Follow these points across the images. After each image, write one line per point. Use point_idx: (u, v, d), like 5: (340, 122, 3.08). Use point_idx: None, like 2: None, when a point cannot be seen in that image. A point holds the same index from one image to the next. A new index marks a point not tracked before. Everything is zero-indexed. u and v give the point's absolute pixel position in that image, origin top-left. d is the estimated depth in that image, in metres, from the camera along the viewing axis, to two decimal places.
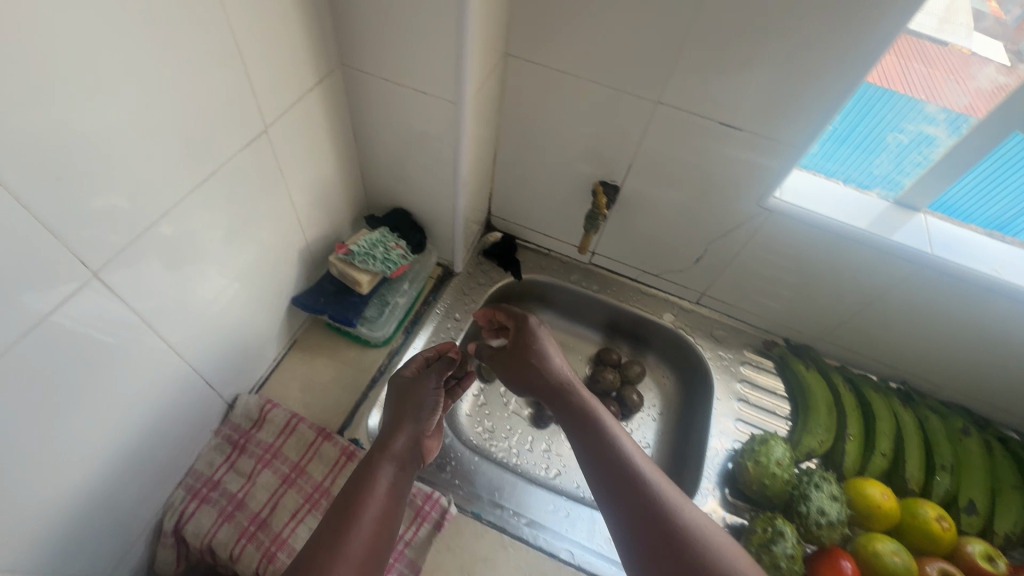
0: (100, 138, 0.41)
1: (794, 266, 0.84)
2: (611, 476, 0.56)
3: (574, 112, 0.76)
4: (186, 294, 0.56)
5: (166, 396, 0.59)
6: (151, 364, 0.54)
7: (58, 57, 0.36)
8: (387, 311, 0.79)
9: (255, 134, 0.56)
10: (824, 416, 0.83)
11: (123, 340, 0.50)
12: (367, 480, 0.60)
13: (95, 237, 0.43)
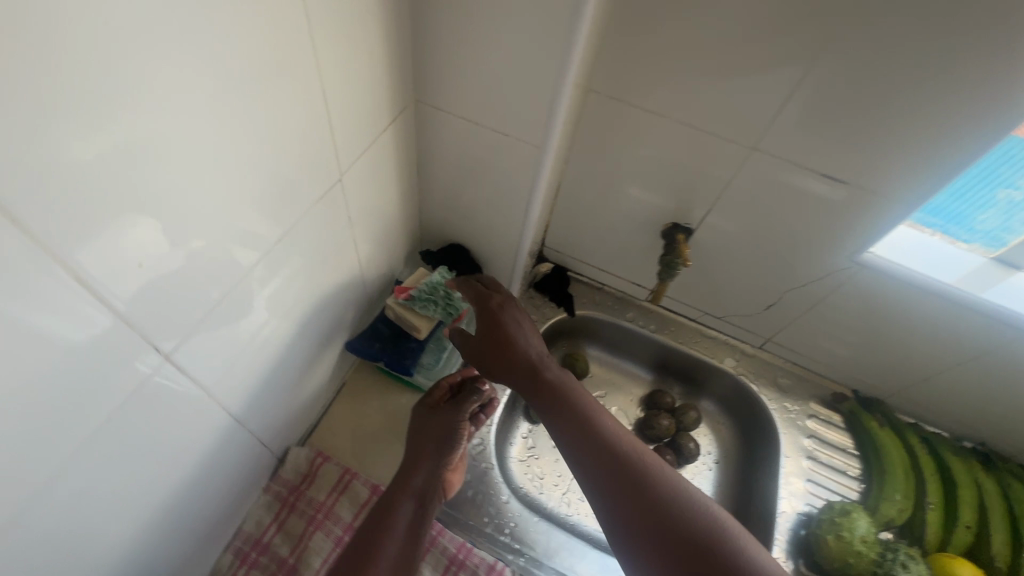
0: (178, 200, 0.35)
1: (878, 322, 0.78)
2: (620, 482, 0.56)
3: (655, 153, 0.70)
4: (248, 357, 0.51)
5: (216, 460, 0.53)
6: (202, 432, 0.48)
7: (147, 119, 0.30)
8: (445, 357, 0.74)
9: (330, 183, 0.51)
10: (902, 481, 0.78)
11: (178, 412, 0.44)
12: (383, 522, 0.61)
13: (160, 310, 0.37)
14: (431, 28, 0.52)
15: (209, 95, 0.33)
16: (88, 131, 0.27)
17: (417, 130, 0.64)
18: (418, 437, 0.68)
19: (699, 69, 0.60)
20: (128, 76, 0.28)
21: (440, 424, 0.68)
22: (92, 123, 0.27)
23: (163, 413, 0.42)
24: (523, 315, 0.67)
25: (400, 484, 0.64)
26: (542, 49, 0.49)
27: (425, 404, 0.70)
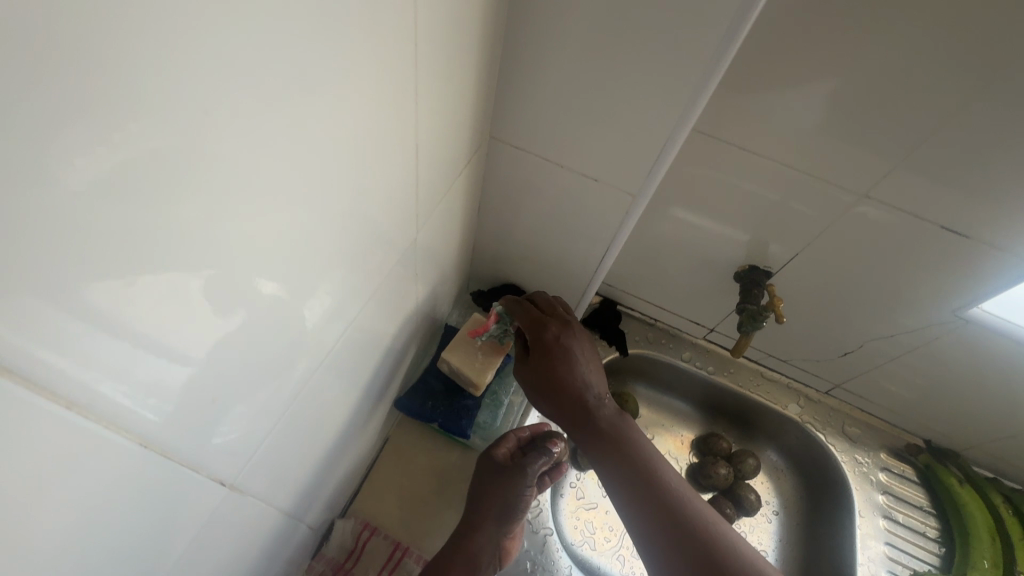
0: (234, 260, 0.24)
1: (973, 378, 0.71)
2: (687, 552, 0.49)
3: (742, 192, 0.63)
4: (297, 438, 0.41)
5: (250, 557, 0.43)
6: (231, 535, 0.37)
7: (213, 161, 0.19)
8: (502, 413, 0.67)
9: (404, 242, 0.43)
10: (988, 546, 0.72)
11: (207, 522, 0.33)
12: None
13: (196, 408, 0.27)
14: (524, 61, 0.45)
15: (309, 166, 0.25)
16: (121, 169, 0.16)
17: (485, 168, 0.57)
18: (480, 492, 0.60)
19: (813, 108, 0.53)
20: (197, 93, 0.17)
21: (506, 483, 0.60)
22: (126, 159, 0.16)
23: (183, 525, 0.30)
24: (578, 337, 0.57)
25: (459, 546, 0.57)
26: (661, 91, 0.42)
27: (489, 456, 0.62)
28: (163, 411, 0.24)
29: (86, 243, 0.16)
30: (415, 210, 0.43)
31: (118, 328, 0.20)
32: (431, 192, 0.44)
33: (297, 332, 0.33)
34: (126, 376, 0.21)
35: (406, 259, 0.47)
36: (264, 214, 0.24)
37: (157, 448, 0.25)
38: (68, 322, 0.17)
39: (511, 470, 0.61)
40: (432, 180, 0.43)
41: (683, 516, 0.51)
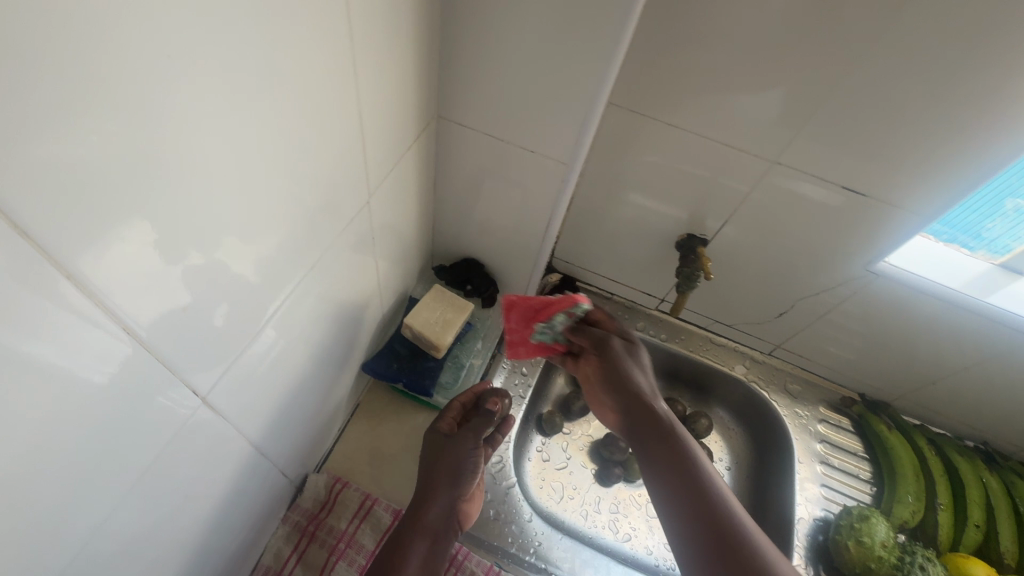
0: (185, 193, 0.28)
1: (892, 330, 0.79)
2: (678, 485, 0.50)
3: (673, 165, 0.70)
4: (269, 380, 0.47)
5: (230, 493, 0.48)
6: (219, 455, 0.43)
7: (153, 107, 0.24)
8: (463, 375, 0.72)
9: (358, 206, 0.49)
10: (913, 483, 0.80)
11: (195, 436, 0.38)
12: (398, 548, 0.55)
13: (170, 319, 0.31)
14: (462, 45, 0.51)
15: (246, 135, 0.31)
16: (69, 105, 0.21)
17: (437, 147, 0.63)
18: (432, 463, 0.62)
19: (723, 84, 0.60)
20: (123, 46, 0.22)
21: (455, 447, 0.63)
22: (74, 93, 0.21)
23: (170, 431, 0.35)
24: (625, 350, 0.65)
25: (415, 513, 0.58)
26: (580, 67, 0.48)
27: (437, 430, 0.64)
28: (138, 323, 0.29)
29: (31, 171, 0.21)
30: (367, 177, 0.48)
31: (83, 239, 0.24)
32: (382, 161, 0.50)
33: (259, 270, 0.38)
34: (101, 280, 0.26)
35: (363, 223, 0.52)
36: (194, 193, 0.29)
37: (142, 345, 0.30)
38: (23, 244, 0.21)
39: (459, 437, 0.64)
40: (381, 149, 0.49)
41: (680, 463, 0.51)
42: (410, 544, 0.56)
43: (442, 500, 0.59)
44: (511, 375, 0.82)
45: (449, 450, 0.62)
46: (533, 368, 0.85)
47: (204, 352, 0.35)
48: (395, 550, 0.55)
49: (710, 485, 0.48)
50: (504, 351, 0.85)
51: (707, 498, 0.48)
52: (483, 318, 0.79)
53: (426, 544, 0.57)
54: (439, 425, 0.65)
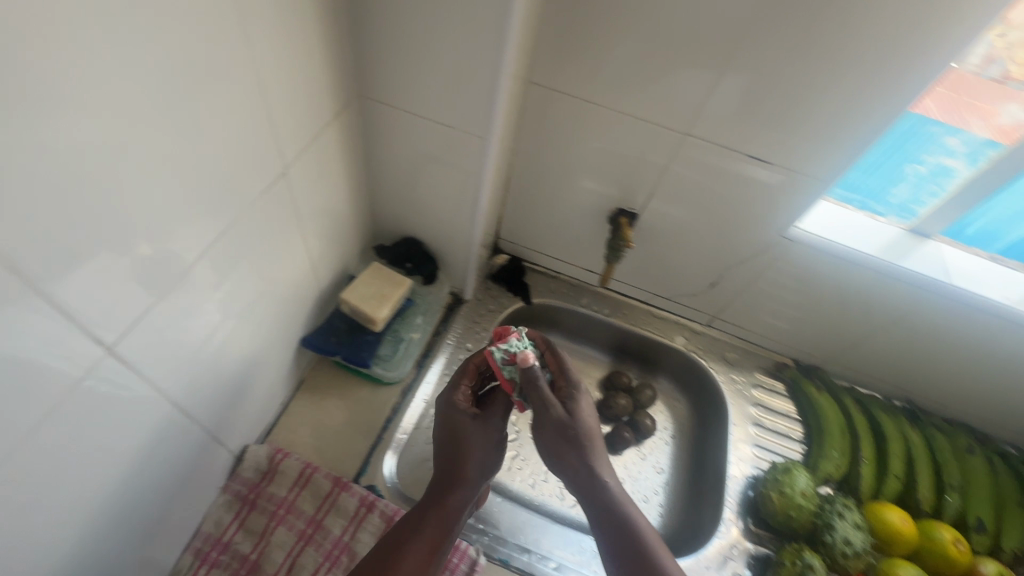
0: (53, 124, 0.30)
1: (814, 295, 0.84)
2: (622, 548, 0.59)
3: (596, 140, 0.74)
4: (189, 342, 0.49)
5: (156, 452, 0.51)
6: (131, 406, 0.45)
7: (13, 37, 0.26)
8: (402, 349, 0.77)
9: (274, 176, 0.52)
10: (839, 440, 0.84)
11: (96, 380, 0.40)
12: (400, 545, 0.56)
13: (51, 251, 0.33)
14: (370, 23, 0.54)
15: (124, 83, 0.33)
16: None
17: (363, 126, 0.66)
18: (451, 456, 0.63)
19: (630, 59, 0.63)
20: None
21: (479, 446, 0.64)
22: None
23: (67, 370, 0.37)
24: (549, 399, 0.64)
25: (432, 509, 0.60)
26: (479, 39, 0.51)
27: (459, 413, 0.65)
28: (17, 250, 0.31)
29: None
30: (280, 149, 0.51)
31: None
32: (296, 134, 0.52)
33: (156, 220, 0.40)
34: None
35: (283, 196, 0.55)
36: (63, 122, 0.30)
37: (20, 273, 0.31)
38: None
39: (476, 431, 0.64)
40: (293, 122, 0.51)
41: (621, 519, 0.61)
42: (414, 538, 0.57)
43: (456, 497, 0.61)
44: (455, 350, 0.85)
45: (468, 447, 0.63)
46: (477, 344, 0.88)
47: (96, 291, 0.37)
48: (399, 545, 0.56)
49: (647, 546, 0.59)
50: (449, 328, 0.88)
51: (643, 558, 0.58)
52: (424, 294, 0.84)
53: (426, 539, 0.57)
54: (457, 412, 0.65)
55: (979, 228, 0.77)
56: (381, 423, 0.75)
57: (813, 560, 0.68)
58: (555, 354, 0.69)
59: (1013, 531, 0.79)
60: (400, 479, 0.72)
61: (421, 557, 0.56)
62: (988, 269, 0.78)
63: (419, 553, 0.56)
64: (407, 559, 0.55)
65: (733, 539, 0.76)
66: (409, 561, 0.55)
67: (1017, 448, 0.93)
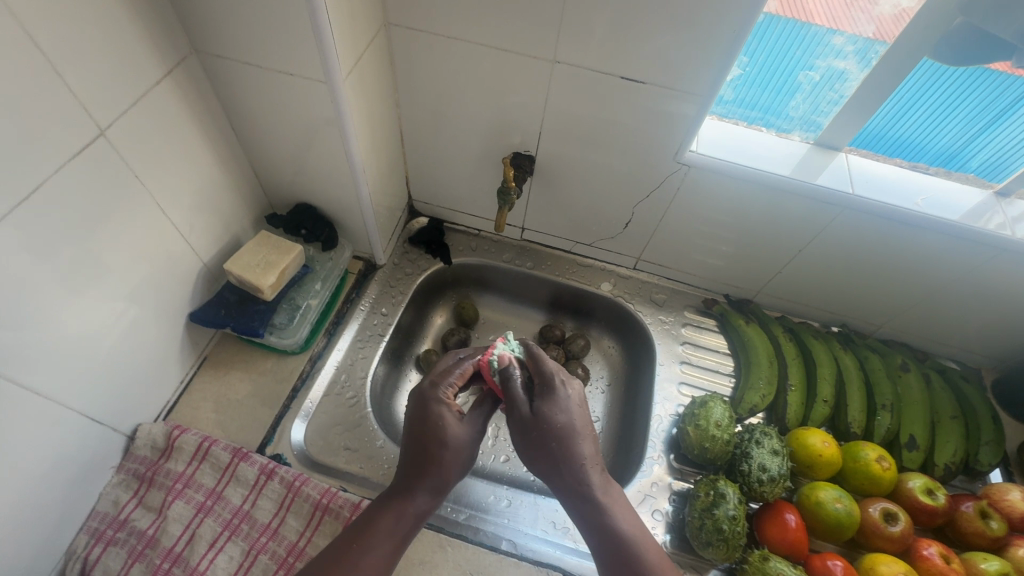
0: None
1: (731, 223, 0.81)
2: (611, 549, 0.52)
3: (470, 80, 0.72)
4: (13, 312, 0.48)
5: (10, 427, 0.50)
6: None
7: None
8: (299, 316, 0.77)
9: (88, 139, 0.50)
10: (767, 369, 0.83)
11: None
12: (356, 543, 0.50)
13: None
14: None
15: None
16: None
17: (214, 88, 0.64)
18: (421, 441, 0.55)
19: None
20: None
21: (453, 435, 0.55)
22: None
23: None
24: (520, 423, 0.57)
25: (396, 500, 0.53)
26: None
27: (437, 404, 0.57)
28: None
29: None
30: (87, 111, 0.50)
31: None
32: (109, 93, 0.51)
33: None
34: None
35: (112, 161, 0.54)
36: None
37: None
38: None
39: (456, 426, 0.56)
40: (102, 81, 0.50)
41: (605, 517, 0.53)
42: (376, 534, 0.51)
43: (421, 494, 0.53)
44: (368, 315, 0.84)
45: (444, 439, 0.55)
46: (393, 308, 0.87)
47: None
48: (359, 543, 0.50)
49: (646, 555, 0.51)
50: (363, 294, 0.87)
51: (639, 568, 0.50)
52: (322, 260, 0.82)
53: (390, 534, 0.51)
54: (440, 399, 0.58)
55: (984, 161, 0.73)
56: (288, 392, 0.75)
57: (726, 488, 0.66)
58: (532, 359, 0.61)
59: (948, 445, 0.77)
60: (308, 445, 0.72)
61: (381, 560, 0.50)
62: (903, 177, 0.74)
63: (377, 553, 0.50)
64: (366, 558, 0.50)
65: (656, 477, 0.75)
66: (368, 563, 0.50)
67: (959, 362, 0.91)
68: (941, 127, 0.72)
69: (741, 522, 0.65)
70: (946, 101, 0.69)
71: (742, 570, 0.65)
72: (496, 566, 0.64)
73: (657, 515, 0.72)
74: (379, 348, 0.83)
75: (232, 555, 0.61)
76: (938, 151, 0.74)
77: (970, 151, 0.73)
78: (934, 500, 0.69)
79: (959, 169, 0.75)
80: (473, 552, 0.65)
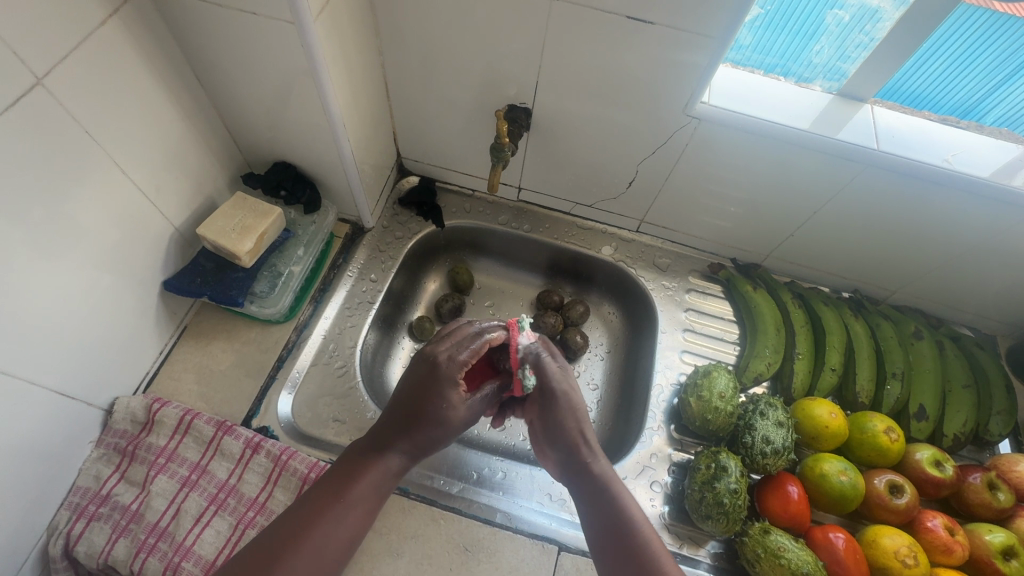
0: None
1: (743, 183, 0.75)
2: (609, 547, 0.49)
3: (459, 21, 0.65)
4: None
5: None
6: None
7: None
8: (282, 284, 0.73)
9: (19, 92, 0.44)
10: (773, 336, 0.79)
11: None
12: (339, 500, 0.47)
13: None
14: None
15: None
16: None
17: (171, 31, 0.58)
18: (412, 398, 0.52)
19: None
20: None
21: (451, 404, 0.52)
22: None
23: None
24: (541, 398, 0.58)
25: (376, 457, 0.50)
26: None
27: (445, 367, 0.53)
28: None
29: None
30: (18, 55, 0.43)
31: None
32: (43, 34, 0.45)
33: None
34: None
35: (55, 115, 0.48)
36: None
37: None
38: None
39: (458, 407, 0.52)
40: (34, 20, 0.44)
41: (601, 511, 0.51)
42: (358, 492, 0.48)
43: (404, 453, 0.51)
44: (356, 282, 0.80)
45: (442, 410, 0.52)
46: (382, 273, 0.83)
47: None
48: (341, 499, 0.47)
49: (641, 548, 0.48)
50: (351, 259, 0.83)
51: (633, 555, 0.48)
52: (305, 224, 0.77)
53: (370, 493, 0.49)
54: (450, 375, 0.52)
55: (1002, 115, 0.68)
56: (274, 363, 0.72)
57: (728, 461, 0.64)
58: (541, 364, 0.57)
59: (958, 415, 0.75)
60: (296, 418, 0.69)
61: (359, 519, 0.47)
62: (929, 133, 0.68)
63: (358, 509, 0.48)
64: (347, 517, 0.47)
65: (655, 447, 0.73)
66: (347, 522, 0.47)
67: (973, 329, 0.87)
68: (957, 81, 0.66)
69: (741, 496, 0.63)
70: (965, 54, 0.63)
71: (741, 542, 0.64)
72: (490, 540, 0.63)
73: (655, 487, 0.70)
74: (369, 316, 0.79)
75: (219, 529, 0.59)
76: (955, 104, 0.69)
77: (990, 105, 0.68)
78: (942, 473, 0.67)
79: (980, 121, 0.70)
80: (467, 526, 0.63)
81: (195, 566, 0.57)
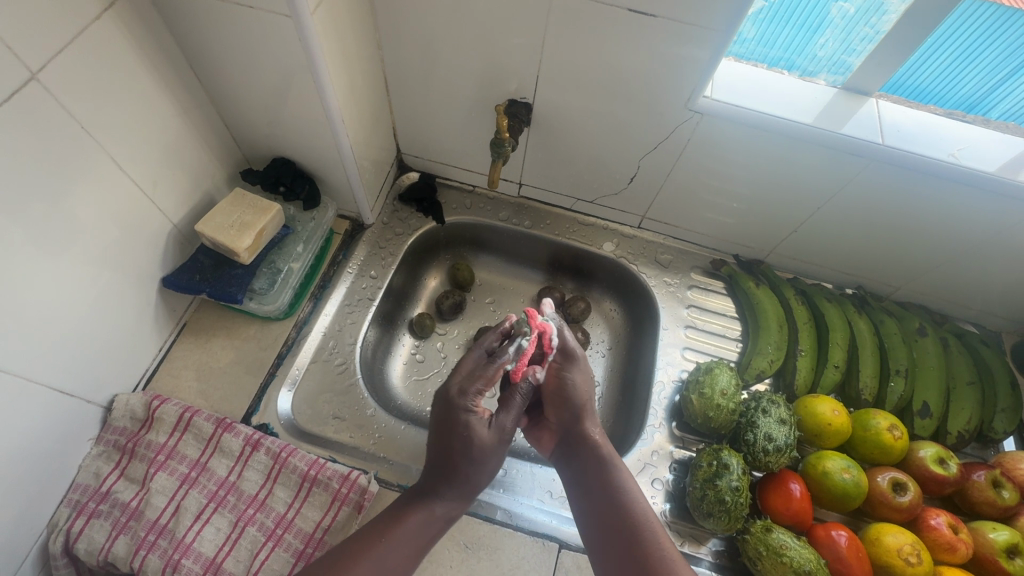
0: None
1: (746, 179, 0.74)
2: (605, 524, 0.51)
3: (458, 14, 0.64)
4: None
5: None
6: None
7: None
8: (280, 281, 0.72)
9: (13, 87, 0.44)
10: (775, 333, 0.79)
11: None
12: (383, 538, 0.49)
13: None
14: None
15: None
16: None
17: (167, 25, 0.57)
18: (444, 441, 0.54)
19: None
20: None
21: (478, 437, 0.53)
22: None
23: None
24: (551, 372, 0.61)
25: (419, 503, 0.52)
26: None
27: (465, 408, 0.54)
28: None
29: None
30: (12, 49, 0.43)
31: None
32: (36, 28, 0.44)
33: None
34: None
35: (49, 110, 0.47)
36: None
37: None
38: None
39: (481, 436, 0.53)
40: (27, 13, 0.43)
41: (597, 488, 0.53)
42: (401, 533, 0.50)
43: (446, 498, 0.53)
44: (356, 279, 0.80)
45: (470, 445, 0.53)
46: (383, 270, 0.83)
47: None
48: (386, 536, 0.49)
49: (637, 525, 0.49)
50: (351, 255, 0.82)
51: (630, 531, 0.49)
52: (304, 221, 0.77)
53: (414, 536, 0.50)
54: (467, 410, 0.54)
55: (1007, 110, 0.68)
56: (273, 359, 0.72)
57: (730, 458, 0.63)
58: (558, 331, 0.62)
59: (962, 412, 0.74)
60: (296, 415, 0.69)
61: (403, 560, 0.49)
62: (934, 127, 0.67)
63: (403, 548, 0.49)
64: (390, 555, 0.49)
65: (656, 445, 0.73)
66: (391, 561, 0.48)
67: (977, 325, 0.86)
68: (962, 76, 0.65)
69: (743, 494, 0.62)
70: (971, 48, 0.62)
71: (743, 540, 0.63)
72: (490, 538, 0.62)
73: (657, 484, 0.70)
74: (368, 312, 0.79)
75: (219, 526, 0.59)
76: (960, 99, 0.68)
77: (995, 99, 0.67)
78: (945, 470, 0.67)
79: (985, 116, 0.69)
80: (467, 523, 0.63)
81: (195, 564, 0.57)
